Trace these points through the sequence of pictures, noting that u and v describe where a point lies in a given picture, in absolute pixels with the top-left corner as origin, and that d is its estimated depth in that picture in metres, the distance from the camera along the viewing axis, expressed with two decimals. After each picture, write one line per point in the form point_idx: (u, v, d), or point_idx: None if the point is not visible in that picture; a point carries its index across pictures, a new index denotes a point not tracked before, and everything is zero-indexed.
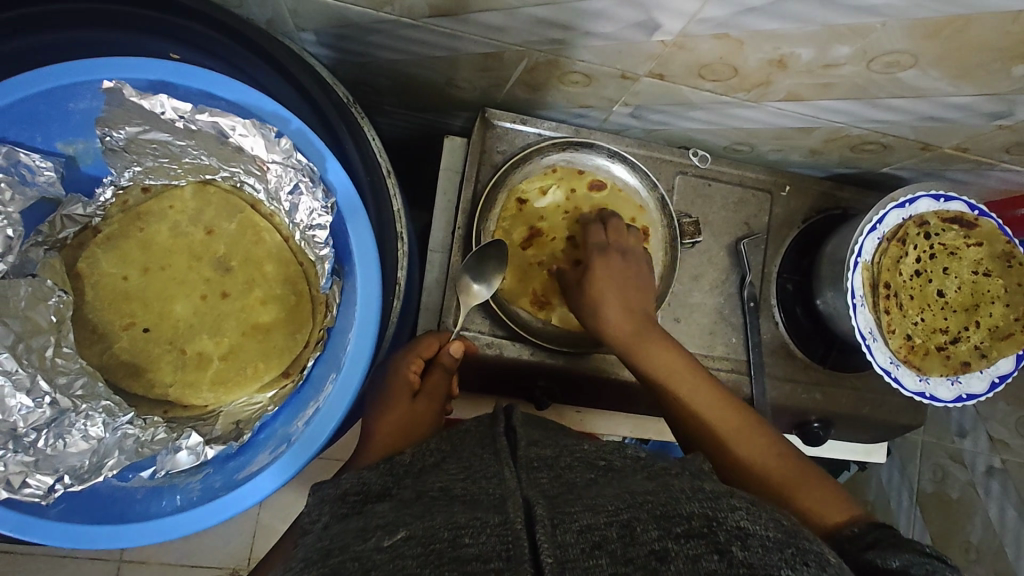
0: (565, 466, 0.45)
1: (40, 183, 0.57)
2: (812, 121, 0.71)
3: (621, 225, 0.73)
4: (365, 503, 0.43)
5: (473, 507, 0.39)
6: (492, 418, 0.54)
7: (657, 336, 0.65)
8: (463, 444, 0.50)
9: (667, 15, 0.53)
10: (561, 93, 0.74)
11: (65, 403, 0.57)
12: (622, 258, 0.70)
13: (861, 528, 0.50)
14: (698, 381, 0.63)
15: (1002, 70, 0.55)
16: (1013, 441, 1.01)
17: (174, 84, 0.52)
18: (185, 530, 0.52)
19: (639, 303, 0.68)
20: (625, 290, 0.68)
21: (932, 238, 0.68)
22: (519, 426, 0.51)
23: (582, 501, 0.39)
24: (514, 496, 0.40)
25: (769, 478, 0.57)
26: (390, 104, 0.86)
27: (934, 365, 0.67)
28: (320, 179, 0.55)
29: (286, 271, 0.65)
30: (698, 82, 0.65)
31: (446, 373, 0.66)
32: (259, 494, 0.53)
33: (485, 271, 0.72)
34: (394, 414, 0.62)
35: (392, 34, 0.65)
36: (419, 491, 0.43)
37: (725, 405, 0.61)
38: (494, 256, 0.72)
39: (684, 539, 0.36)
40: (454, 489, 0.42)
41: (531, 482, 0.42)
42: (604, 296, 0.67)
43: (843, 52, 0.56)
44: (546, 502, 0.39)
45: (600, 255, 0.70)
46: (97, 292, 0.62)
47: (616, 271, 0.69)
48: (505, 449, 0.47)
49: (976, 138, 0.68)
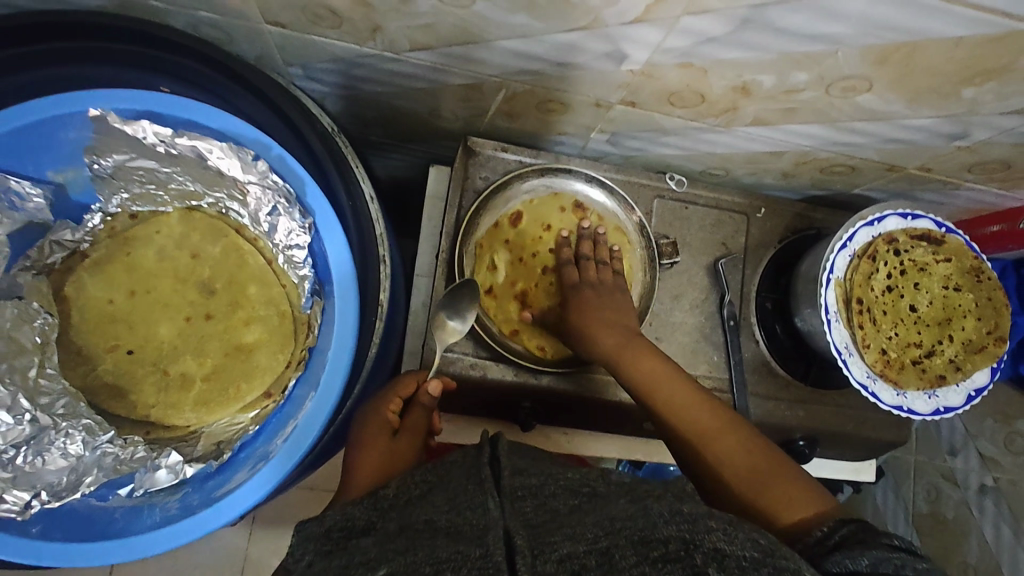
0: (549, 494, 0.45)
1: (29, 210, 0.59)
2: (781, 145, 0.73)
3: (592, 264, 0.76)
4: (350, 538, 0.43)
5: (454, 540, 0.39)
6: (478, 449, 0.53)
7: (637, 347, 0.68)
8: (450, 475, 0.49)
9: (634, 46, 0.56)
10: (541, 122, 0.77)
11: (45, 420, 0.59)
12: (603, 292, 0.74)
13: (828, 528, 0.50)
14: (677, 386, 0.65)
15: (954, 93, 0.58)
16: (1003, 459, 1.02)
17: (160, 114, 0.55)
18: (185, 539, 0.54)
19: (617, 319, 0.71)
20: (606, 312, 0.72)
21: (902, 255, 0.70)
22: (503, 454, 0.50)
23: (563, 530, 0.39)
24: (497, 527, 0.40)
25: (741, 474, 0.58)
26: (376, 134, 0.89)
27: (910, 378, 0.68)
28: (298, 200, 0.58)
29: (269, 292, 0.66)
30: (668, 109, 0.68)
31: (427, 412, 0.66)
32: (243, 506, 0.55)
33: (459, 305, 0.72)
34: (375, 452, 0.61)
35: (376, 67, 0.68)
36: (404, 524, 0.43)
37: (704, 408, 0.63)
38: (467, 288, 0.72)
39: (661, 564, 0.37)
40: (438, 522, 0.42)
41: (515, 512, 0.42)
42: (586, 322, 0.71)
43: (801, 78, 0.59)
44: (527, 533, 0.39)
45: (575, 292, 0.74)
46: (82, 315, 0.63)
47: (597, 300, 0.73)
48: (490, 478, 0.46)
49: (938, 159, 0.71)
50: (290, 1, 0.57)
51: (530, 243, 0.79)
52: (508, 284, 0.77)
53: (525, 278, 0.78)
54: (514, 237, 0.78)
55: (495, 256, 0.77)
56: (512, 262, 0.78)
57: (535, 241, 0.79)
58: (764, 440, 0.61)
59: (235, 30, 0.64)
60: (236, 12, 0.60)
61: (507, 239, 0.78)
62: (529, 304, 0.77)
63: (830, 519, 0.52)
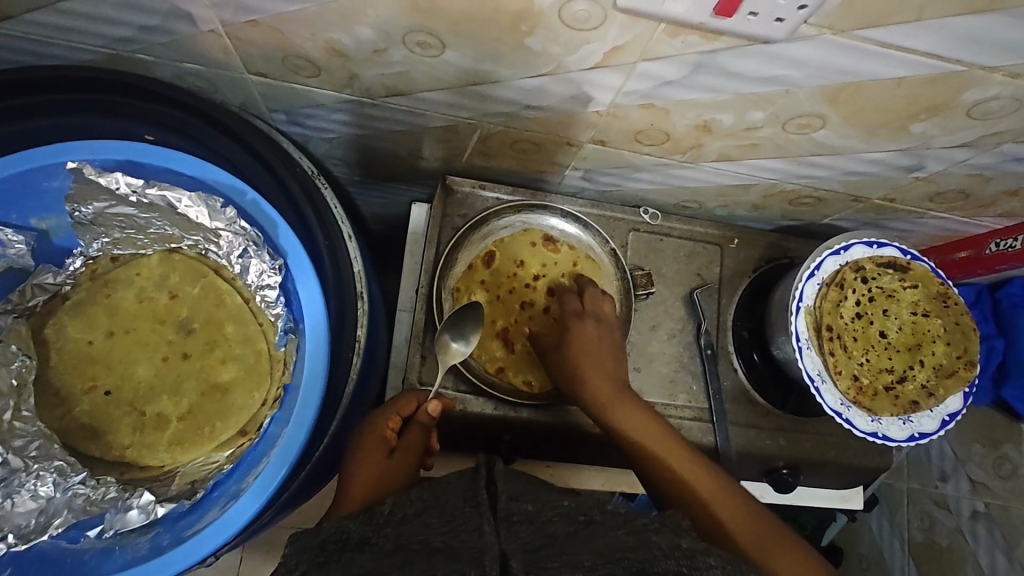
0: (545, 520, 0.45)
1: (10, 255, 0.62)
2: (748, 178, 0.76)
3: (597, 292, 0.77)
4: (344, 551, 0.43)
5: (451, 559, 0.39)
6: (474, 472, 0.52)
7: (631, 401, 0.68)
8: (445, 495, 0.48)
9: (597, 89, 0.59)
10: (516, 161, 0.79)
11: (16, 463, 0.60)
12: (605, 326, 0.74)
13: None
14: (671, 445, 0.64)
15: (905, 128, 0.60)
16: (993, 483, 0.99)
17: (138, 162, 0.60)
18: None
19: (611, 369, 0.71)
20: (604, 359, 0.71)
21: (869, 282, 0.72)
22: (501, 478, 0.50)
23: (562, 556, 0.40)
24: (493, 549, 0.40)
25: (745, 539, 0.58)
26: (359, 175, 0.91)
27: (884, 404, 0.69)
28: (268, 243, 0.62)
29: (246, 330, 0.66)
30: (637, 146, 0.70)
31: (424, 430, 0.66)
32: (209, 547, 0.56)
33: (463, 330, 0.75)
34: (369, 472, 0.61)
35: (355, 112, 0.71)
36: (400, 542, 0.43)
37: (699, 469, 0.63)
38: (469, 316, 0.75)
39: None
40: (433, 543, 0.42)
41: (511, 536, 0.43)
42: (586, 361, 0.70)
43: (759, 116, 0.61)
44: (524, 557, 0.40)
45: (581, 320, 0.74)
46: (61, 356, 0.63)
47: (598, 336, 0.72)
48: (486, 502, 0.46)
49: (899, 189, 0.74)
50: (271, 53, 0.60)
51: (506, 281, 0.80)
52: (489, 322, 0.79)
53: (503, 315, 0.79)
54: (486, 275, 0.80)
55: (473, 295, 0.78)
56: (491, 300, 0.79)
57: (508, 272, 0.80)
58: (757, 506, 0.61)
59: (219, 80, 0.67)
60: (220, 63, 0.63)
61: (485, 278, 0.79)
62: (510, 343, 0.79)
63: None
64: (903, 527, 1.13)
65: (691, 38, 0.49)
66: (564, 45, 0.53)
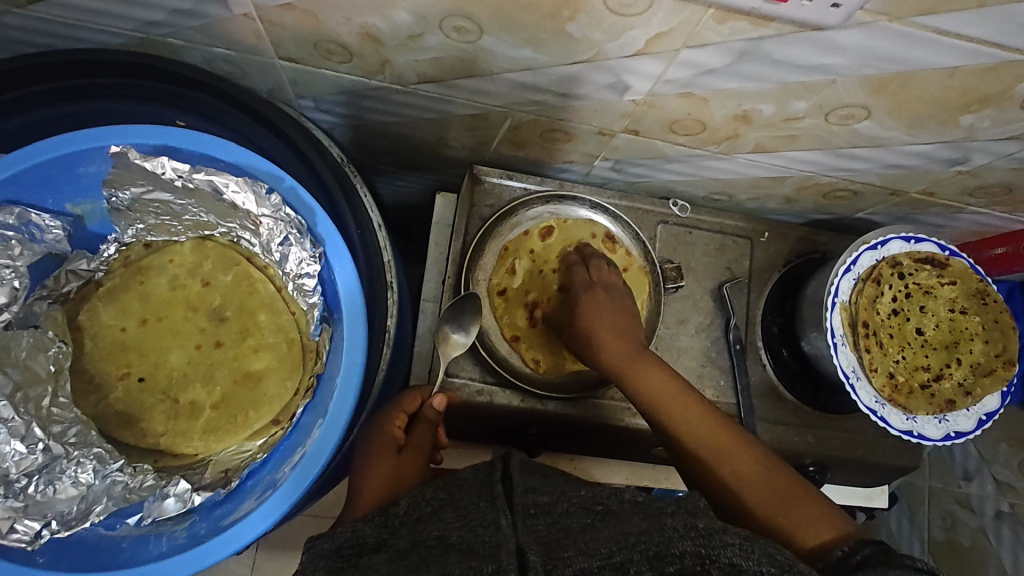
0: (562, 512, 0.46)
1: (48, 241, 0.61)
2: (783, 170, 0.74)
3: (595, 264, 0.75)
4: (361, 555, 0.43)
5: (466, 557, 0.40)
6: (489, 467, 0.52)
7: (649, 361, 0.66)
8: (461, 492, 0.49)
9: (635, 77, 0.58)
10: (545, 150, 0.78)
11: (57, 449, 0.59)
12: (610, 292, 0.73)
13: (850, 547, 0.49)
14: (686, 401, 0.62)
15: (952, 120, 0.59)
16: (1018, 483, 0.98)
17: (177, 148, 0.58)
18: (203, 563, 0.55)
19: (626, 328, 0.69)
20: (615, 319, 0.70)
21: (906, 279, 0.70)
22: (515, 471, 0.51)
23: (576, 546, 0.40)
24: (509, 543, 0.41)
25: (759, 494, 0.55)
26: (384, 162, 0.90)
27: (920, 403, 0.68)
28: (309, 231, 0.60)
29: (278, 320, 0.67)
30: (670, 136, 0.69)
31: (431, 426, 0.63)
32: (252, 534, 0.55)
33: (462, 320, 0.73)
34: (378, 473, 0.58)
35: (384, 99, 0.70)
36: (415, 540, 0.44)
37: (714, 425, 0.60)
38: (468, 307, 0.74)
39: None
40: (450, 538, 0.43)
41: (527, 529, 0.43)
42: (601, 328, 0.69)
43: (801, 107, 0.60)
44: (540, 549, 0.40)
45: (587, 292, 0.72)
46: (96, 343, 0.64)
47: (609, 302, 0.72)
48: (502, 495, 0.47)
49: (939, 184, 0.72)
50: (303, 38, 0.59)
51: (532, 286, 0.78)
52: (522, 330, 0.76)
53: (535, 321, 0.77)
54: (514, 292, 0.77)
55: (494, 314, 0.76)
56: (507, 312, 0.76)
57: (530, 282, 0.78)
58: (777, 460, 0.58)
59: (248, 66, 0.67)
60: (251, 48, 0.62)
61: (503, 289, 0.77)
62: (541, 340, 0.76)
63: (851, 539, 0.50)
64: (922, 528, 1.08)
65: (740, 24, 0.48)
66: (606, 32, 0.51)
